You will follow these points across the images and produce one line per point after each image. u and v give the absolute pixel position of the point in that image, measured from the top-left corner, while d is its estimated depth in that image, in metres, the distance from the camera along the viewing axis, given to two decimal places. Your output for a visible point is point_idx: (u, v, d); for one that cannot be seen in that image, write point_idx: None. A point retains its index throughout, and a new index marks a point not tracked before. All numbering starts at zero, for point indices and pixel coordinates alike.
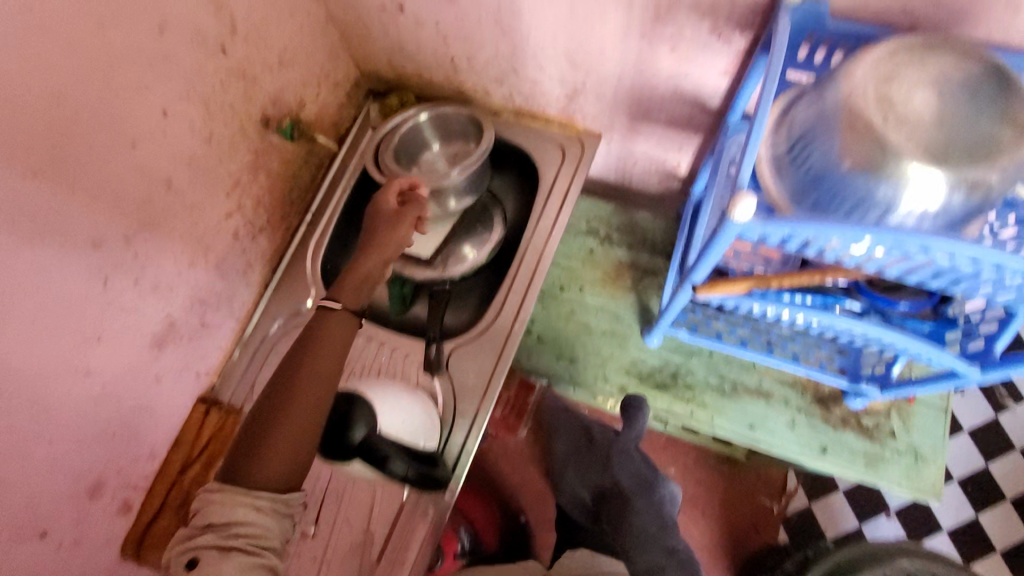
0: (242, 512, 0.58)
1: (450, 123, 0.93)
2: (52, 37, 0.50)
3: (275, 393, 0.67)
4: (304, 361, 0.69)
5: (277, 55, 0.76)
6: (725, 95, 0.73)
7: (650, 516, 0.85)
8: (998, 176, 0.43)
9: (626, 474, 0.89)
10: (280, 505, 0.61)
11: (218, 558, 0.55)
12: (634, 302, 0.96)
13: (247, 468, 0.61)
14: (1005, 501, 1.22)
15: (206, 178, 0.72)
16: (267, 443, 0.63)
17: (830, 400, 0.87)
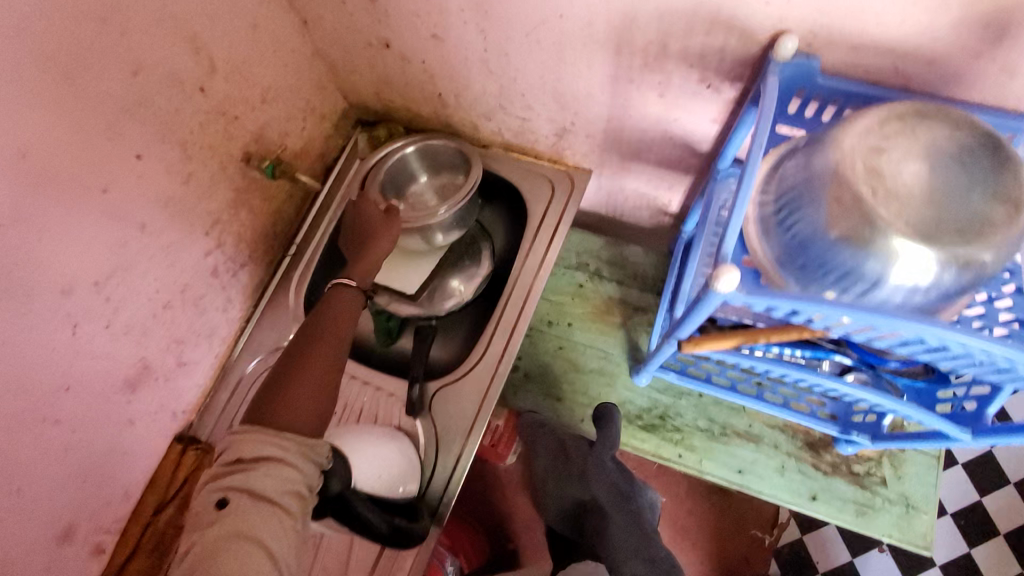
0: (271, 449, 0.58)
1: (438, 155, 0.91)
2: (17, 89, 0.49)
3: (296, 351, 0.68)
4: (322, 326, 0.71)
5: (260, 92, 0.75)
6: (714, 140, 0.71)
7: (631, 527, 0.79)
8: (989, 256, 0.42)
9: (602, 486, 0.82)
10: (308, 448, 0.61)
11: (247, 501, 0.55)
12: (623, 340, 0.94)
13: (272, 411, 0.62)
14: (999, 536, 1.20)
15: (184, 217, 0.70)
16: (287, 393, 0.64)
17: (820, 445, 0.85)
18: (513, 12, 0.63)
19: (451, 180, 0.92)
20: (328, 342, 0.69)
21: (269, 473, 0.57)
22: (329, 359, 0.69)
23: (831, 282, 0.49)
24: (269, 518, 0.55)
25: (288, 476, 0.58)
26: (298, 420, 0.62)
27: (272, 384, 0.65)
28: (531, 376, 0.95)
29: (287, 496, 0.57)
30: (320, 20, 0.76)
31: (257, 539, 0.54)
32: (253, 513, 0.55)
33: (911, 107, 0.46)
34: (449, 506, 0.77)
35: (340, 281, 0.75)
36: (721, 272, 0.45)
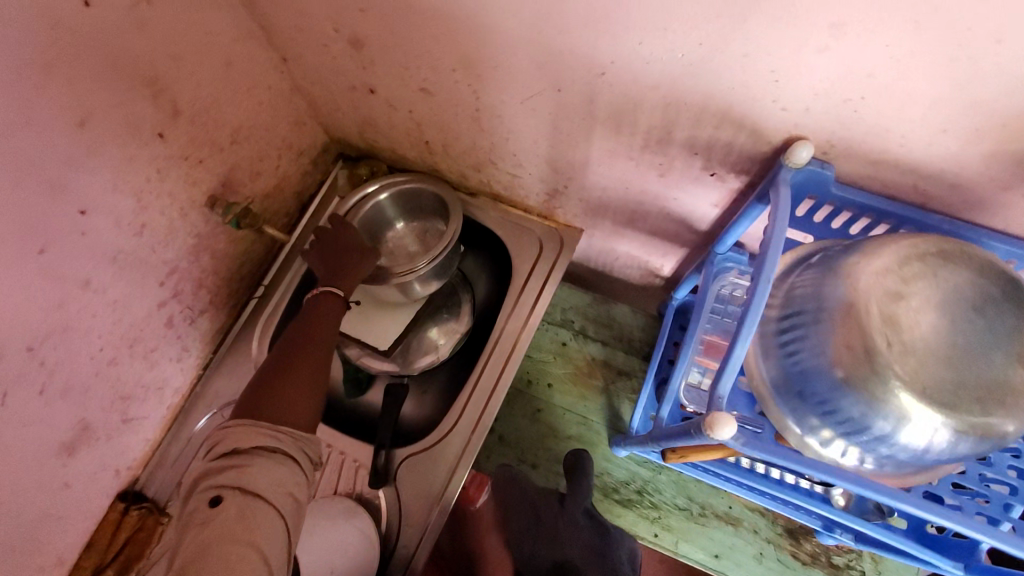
0: (267, 443, 0.56)
1: (419, 200, 0.85)
2: None
3: (285, 347, 0.65)
4: (311, 323, 0.68)
5: (228, 133, 0.69)
6: (714, 223, 0.66)
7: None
8: (1009, 426, 0.38)
9: (577, 544, 0.80)
10: (302, 445, 0.59)
11: (243, 496, 0.52)
12: (604, 406, 0.90)
13: (265, 407, 0.59)
14: None
15: (135, 269, 0.64)
16: (277, 388, 0.61)
17: (800, 532, 0.82)
18: (509, 79, 0.57)
19: (432, 227, 0.87)
20: (325, 334, 0.67)
21: (265, 470, 0.54)
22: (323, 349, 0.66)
23: (830, 423, 0.45)
24: (265, 515, 0.52)
25: (284, 474, 0.55)
26: (292, 416, 0.60)
27: (264, 384, 0.61)
28: (505, 438, 0.90)
29: (281, 495, 0.54)
30: (300, 58, 0.70)
31: (252, 537, 0.50)
32: (248, 512, 0.52)
33: (937, 244, 0.41)
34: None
35: (326, 289, 0.70)
36: (717, 420, 0.40)
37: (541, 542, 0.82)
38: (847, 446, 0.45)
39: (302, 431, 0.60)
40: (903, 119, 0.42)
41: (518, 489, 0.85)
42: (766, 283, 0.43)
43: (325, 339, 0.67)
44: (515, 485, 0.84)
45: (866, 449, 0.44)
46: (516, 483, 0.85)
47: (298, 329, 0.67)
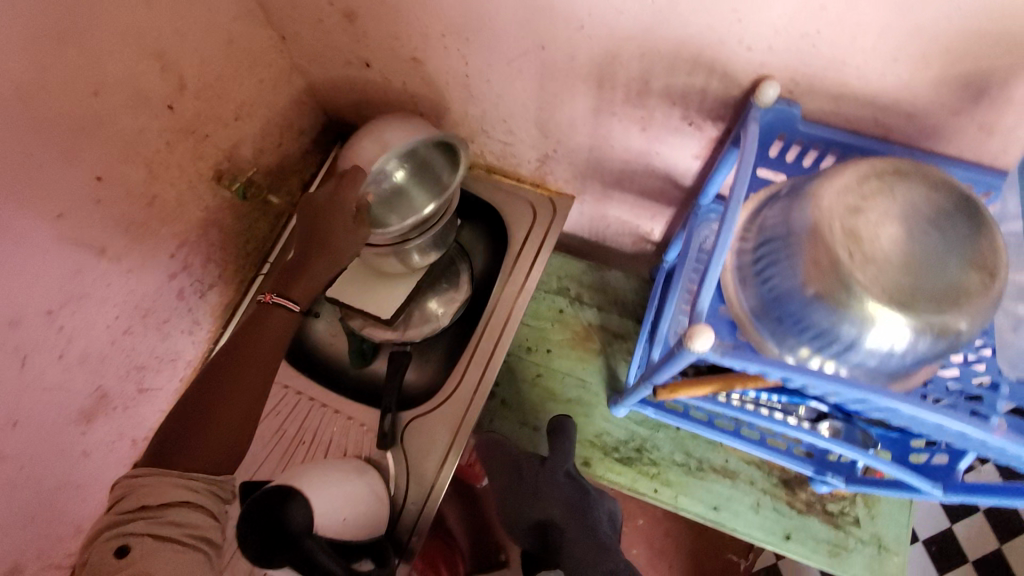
0: (180, 494, 0.57)
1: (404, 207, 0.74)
2: None
3: (211, 377, 0.65)
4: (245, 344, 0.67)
5: (232, 110, 0.73)
6: (697, 175, 0.69)
7: (587, 541, 0.78)
8: (965, 323, 0.41)
9: (556, 501, 0.81)
10: (216, 489, 0.61)
11: (152, 543, 0.53)
12: (602, 367, 0.93)
13: (180, 456, 0.60)
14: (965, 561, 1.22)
15: (147, 240, 0.68)
16: (206, 422, 0.63)
17: (795, 482, 0.84)
18: (494, 41, 0.61)
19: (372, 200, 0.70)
20: (256, 362, 0.66)
21: (180, 517, 0.56)
22: (252, 379, 0.67)
23: (807, 339, 0.47)
24: (175, 557, 0.54)
25: (196, 519, 0.57)
26: (210, 460, 0.61)
27: (184, 426, 0.62)
28: (507, 403, 0.93)
29: (194, 539, 0.56)
30: (297, 35, 0.73)
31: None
32: (162, 555, 0.53)
33: (891, 163, 0.44)
34: (418, 540, 0.76)
35: (282, 300, 0.69)
36: (695, 331, 0.43)
37: (523, 501, 0.83)
38: (823, 362, 0.47)
39: (216, 474, 0.61)
40: (858, 50, 0.45)
41: (500, 450, 0.87)
42: (737, 208, 0.47)
43: (253, 373, 0.67)
44: (501, 446, 0.87)
45: (840, 362, 0.46)
46: (501, 447, 0.86)
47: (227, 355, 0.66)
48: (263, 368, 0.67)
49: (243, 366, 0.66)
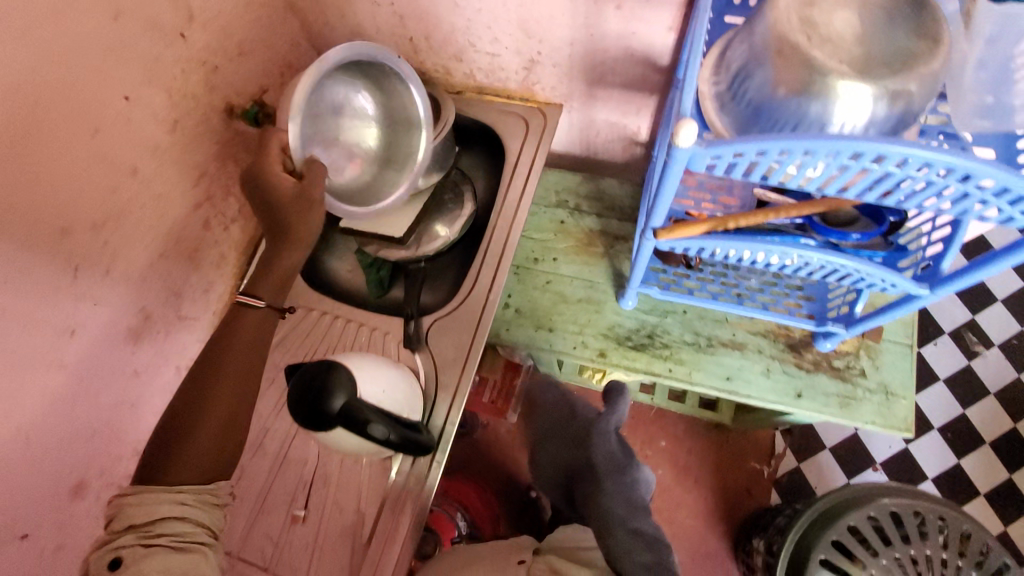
0: (165, 510, 0.62)
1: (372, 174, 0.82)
2: (23, 27, 0.52)
3: (195, 380, 0.68)
4: (226, 351, 0.70)
5: (236, 44, 0.78)
6: (673, 51, 0.74)
7: (620, 497, 0.87)
8: (918, 85, 0.46)
9: (601, 452, 0.93)
10: (206, 497, 0.65)
11: (141, 551, 0.58)
12: (608, 268, 0.97)
13: (166, 468, 0.64)
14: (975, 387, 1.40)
15: (172, 166, 0.73)
16: (193, 423, 0.66)
17: (801, 346, 0.89)
18: None
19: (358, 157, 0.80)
20: (236, 363, 0.70)
21: (168, 530, 0.61)
22: (236, 381, 0.69)
23: None
24: (162, 560, 0.59)
25: (184, 528, 0.62)
26: (194, 470, 0.65)
27: (169, 434, 0.66)
28: (521, 311, 0.97)
29: (185, 544, 0.61)
30: None
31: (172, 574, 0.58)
32: (151, 559, 0.58)
33: None
34: (450, 438, 0.79)
35: (247, 299, 0.73)
36: (680, 126, 0.48)
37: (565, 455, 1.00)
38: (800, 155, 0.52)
39: (202, 483, 0.66)
40: None
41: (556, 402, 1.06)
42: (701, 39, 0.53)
43: (237, 369, 0.70)
44: (558, 401, 1.08)
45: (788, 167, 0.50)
46: (557, 400, 1.08)
47: (210, 353, 0.70)
48: (244, 364, 0.71)
49: (220, 368, 0.69)
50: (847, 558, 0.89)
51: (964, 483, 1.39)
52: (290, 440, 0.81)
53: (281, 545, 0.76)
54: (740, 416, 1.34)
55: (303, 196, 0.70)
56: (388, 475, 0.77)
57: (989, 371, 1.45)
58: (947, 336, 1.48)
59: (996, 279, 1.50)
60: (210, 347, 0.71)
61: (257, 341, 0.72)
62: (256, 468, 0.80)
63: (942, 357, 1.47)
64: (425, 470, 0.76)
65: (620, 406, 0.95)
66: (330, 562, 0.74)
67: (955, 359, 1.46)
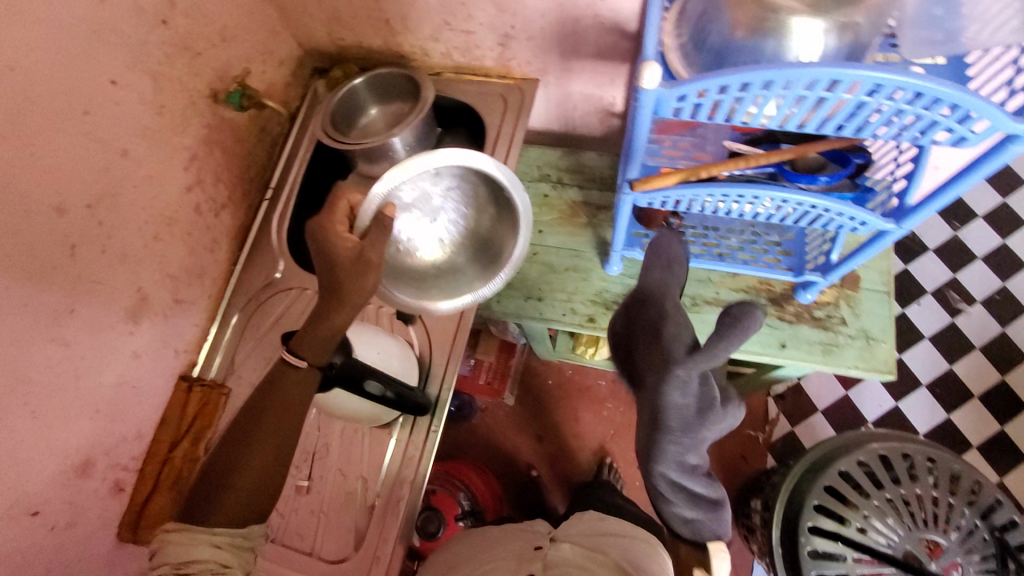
0: (199, 549, 0.59)
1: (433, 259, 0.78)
2: (12, 10, 0.55)
3: (251, 412, 0.66)
4: (272, 396, 0.66)
5: (217, 31, 0.81)
6: (640, 17, 0.78)
7: (673, 456, 0.69)
8: (864, 17, 0.50)
9: (671, 401, 0.65)
10: (240, 540, 0.62)
11: None
12: (592, 237, 1.00)
13: (208, 508, 0.62)
14: (973, 350, 1.47)
15: (162, 150, 0.75)
16: (242, 465, 0.64)
17: (782, 299, 0.92)
18: None
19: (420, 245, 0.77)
20: (281, 406, 0.65)
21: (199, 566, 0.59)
22: (283, 424, 0.66)
23: None
24: None
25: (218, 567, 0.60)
26: (236, 509, 0.63)
27: (216, 473, 0.64)
28: (511, 283, 0.99)
29: None
30: None
31: None
32: None
33: None
34: (446, 405, 0.81)
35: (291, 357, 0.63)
36: (644, 69, 0.50)
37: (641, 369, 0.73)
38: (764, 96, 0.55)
39: (242, 525, 0.63)
40: None
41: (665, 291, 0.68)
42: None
43: (281, 414, 0.66)
44: (649, 304, 0.72)
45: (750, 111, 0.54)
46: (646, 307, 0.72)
47: (259, 403, 0.66)
48: (288, 415, 0.66)
49: (268, 422, 0.65)
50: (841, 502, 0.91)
51: (956, 436, 1.42)
52: None
53: (286, 515, 0.78)
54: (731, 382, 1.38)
55: (360, 260, 0.60)
56: (388, 441, 0.79)
57: (973, 326, 1.48)
58: (929, 295, 1.52)
59: (974, 238, 1.54)
60: (258, 398, 0.66)
61: (301, 402, 0.65)
62: None
63: (926, 315, 1.50)
64: (423, 435, 0.79)
65: (728, 344, 0.60)
66: (337, 529, 0.77)
67: (939, 316, 1.50)
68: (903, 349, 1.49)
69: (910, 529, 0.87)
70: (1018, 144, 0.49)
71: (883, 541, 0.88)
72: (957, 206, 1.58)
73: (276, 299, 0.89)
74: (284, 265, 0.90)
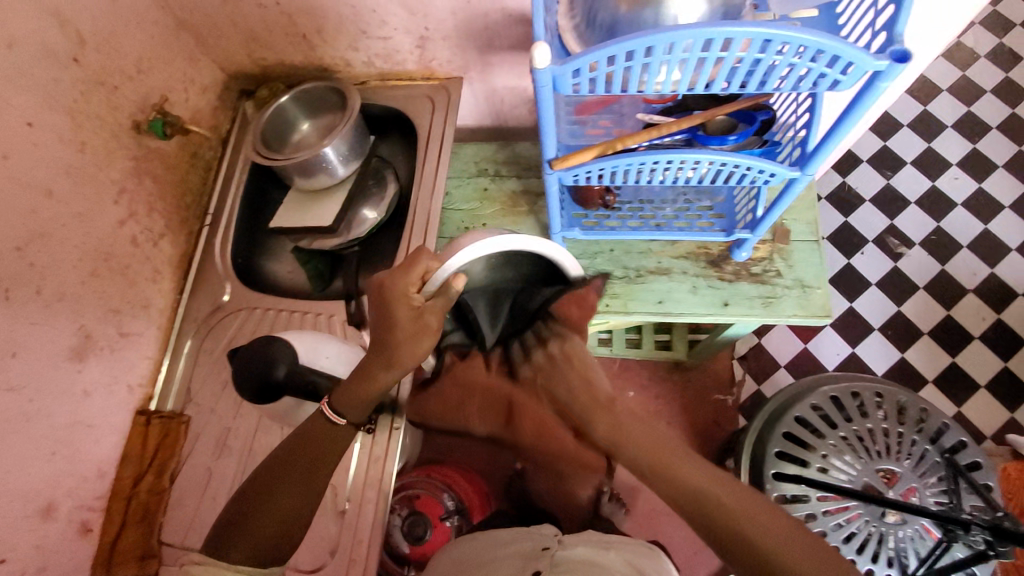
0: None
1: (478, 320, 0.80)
2: None
3: (288, 456, 0.70)
4: (307, 447, 0.71)
5: (133, 63, 0.82)
6: None
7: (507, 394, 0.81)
8: None
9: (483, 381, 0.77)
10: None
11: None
12: (534, 223, 1.03)
13: (238, 540, 0.65)
14: (917, 291, 1.53)
15: (89, 186, 0.75)
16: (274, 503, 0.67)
17: (721, 260, 0.95)
18: None
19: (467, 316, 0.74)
20: (312, 450, 0.71)
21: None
22: (315, 465, 0.70)
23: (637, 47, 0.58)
24: None
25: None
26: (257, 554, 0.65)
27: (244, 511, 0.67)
28: None
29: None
30: None
31: None
32: None
33: None
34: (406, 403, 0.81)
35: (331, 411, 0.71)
36: (535, 47, 0.53)
37: (555, 330, 0.78)
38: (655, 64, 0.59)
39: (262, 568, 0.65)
40: None
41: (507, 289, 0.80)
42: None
43: (318, 457, 0.71)
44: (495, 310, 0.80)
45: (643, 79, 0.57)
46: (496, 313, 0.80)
47: (291, 447, 0.71)
48: (321, 458, 0.71)
49: (299, 465, 0.70)
50: (800, 447, 0.94)
51: (912, 374, 1.47)
52: (253, 433, 0.82)
53: None
54: (694, 350, 1.42)
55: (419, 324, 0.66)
56: (354, 447, 0.80)
57: (914, 267, 1.55)
58: (871, 244, 1.58)
59: (906, 184, 1.62)
60: (291, 442, 0.71)
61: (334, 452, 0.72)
62: (225, 467, 0.82)
63: (871, 263, 1.56)
64: (387, 435, 0.80)
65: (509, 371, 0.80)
66: (311, 539, 0.77)
67: (883, 262, 1.56)
68: (853, 297, 1.54)
69: (867, 463, 0.90)
70: (887, 80, 0.51)
71: (844, 478, 0.90)
72: (887, 156, 1.65)
73: (227, 322, 0.89)
74: (232, 287, 0.91)
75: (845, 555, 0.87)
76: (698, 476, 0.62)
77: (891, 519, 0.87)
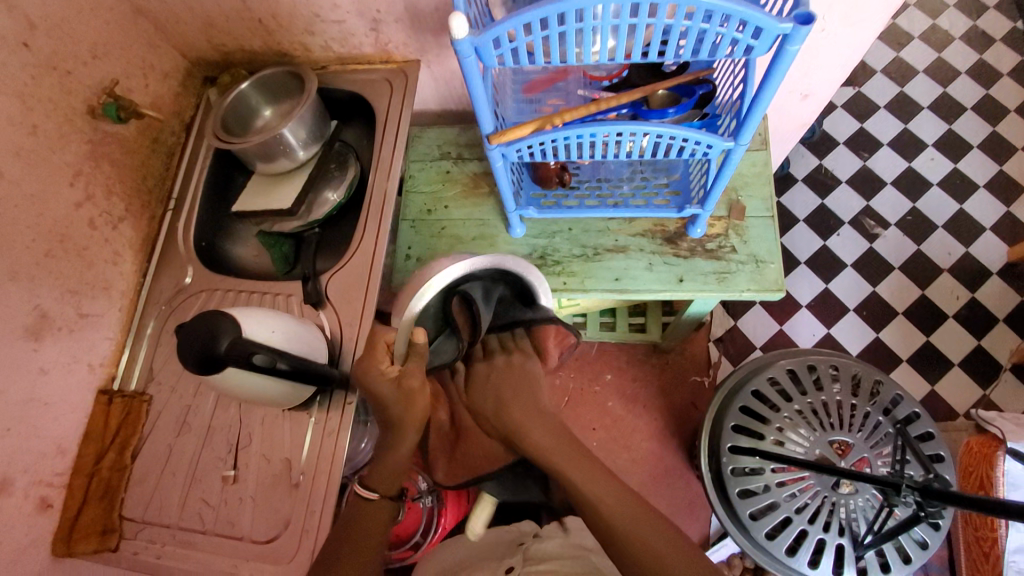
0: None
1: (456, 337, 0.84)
2: None
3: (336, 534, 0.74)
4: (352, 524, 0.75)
5: (87, 49, 0.84)
6: None
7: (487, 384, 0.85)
8: None
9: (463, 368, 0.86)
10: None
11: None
12: (495, 203, 1.03)
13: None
14: (893, 271, 1.53)
15: (43, 168, 0.77)
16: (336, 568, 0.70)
17: (676, 237, 0.96)
18: None
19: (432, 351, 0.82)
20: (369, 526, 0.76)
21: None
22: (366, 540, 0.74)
23: None
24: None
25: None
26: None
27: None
28: (422, 259, 1.02)
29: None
30: None
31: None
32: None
33: None
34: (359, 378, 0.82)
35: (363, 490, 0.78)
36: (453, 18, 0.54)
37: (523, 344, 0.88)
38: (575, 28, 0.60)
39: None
40: None
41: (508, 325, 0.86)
42: None
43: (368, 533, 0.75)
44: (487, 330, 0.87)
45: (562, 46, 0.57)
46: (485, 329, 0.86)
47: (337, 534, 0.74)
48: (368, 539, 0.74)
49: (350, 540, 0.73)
50: (757, 421, 0.95)
51: (887, 354, 1.47)
52: (211, 412, 0.84)
53: (218, 505, 0.80)
54: (667, 332, 1.42)
55: None
56: (309, 423, 0.81)
57: (890, 248, 1.55)
58: (847, 225, 1.58)
59: (883, 166, 1.62)
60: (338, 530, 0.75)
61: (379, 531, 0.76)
62: (184, 444, 0.83)
63: (847, 245, 1.56)
64: (338, 410, 0.81)
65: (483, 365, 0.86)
66: (267, 511, 0.79)
67: (858, 243, 1.56)
68: (829, 279, 1.54)
69: (820, 435, 0.91)
70: (795, 44, 0.52)
71: (799, 450, 0.91)
72: (863, 138, 1.65)
73: (189, 304, 0.91)
74: (193, 270, 0.92)
75: (798, 524, 0.88)
76: (614, 498, 0.73)
77: (845, 489, 0.88)
